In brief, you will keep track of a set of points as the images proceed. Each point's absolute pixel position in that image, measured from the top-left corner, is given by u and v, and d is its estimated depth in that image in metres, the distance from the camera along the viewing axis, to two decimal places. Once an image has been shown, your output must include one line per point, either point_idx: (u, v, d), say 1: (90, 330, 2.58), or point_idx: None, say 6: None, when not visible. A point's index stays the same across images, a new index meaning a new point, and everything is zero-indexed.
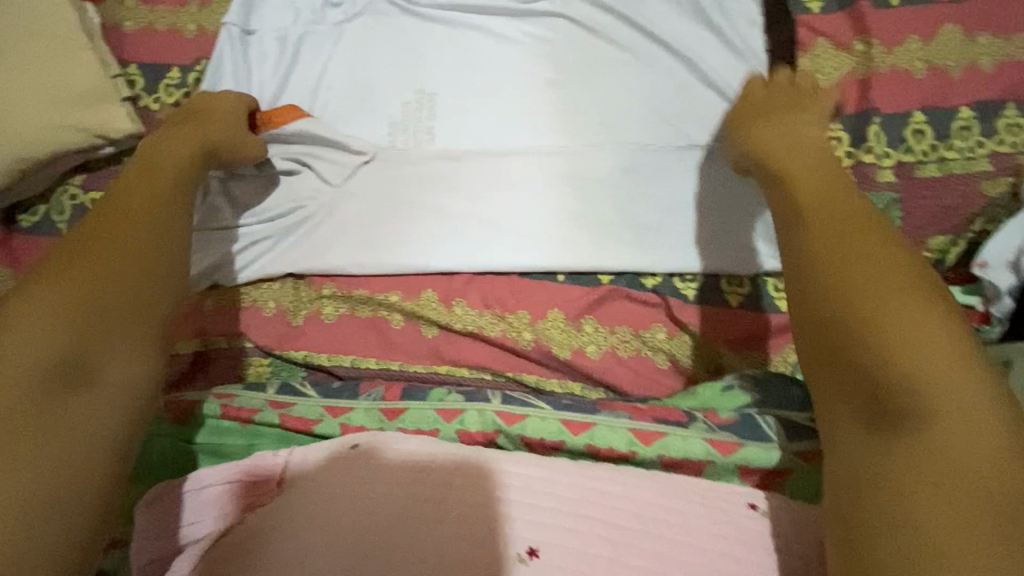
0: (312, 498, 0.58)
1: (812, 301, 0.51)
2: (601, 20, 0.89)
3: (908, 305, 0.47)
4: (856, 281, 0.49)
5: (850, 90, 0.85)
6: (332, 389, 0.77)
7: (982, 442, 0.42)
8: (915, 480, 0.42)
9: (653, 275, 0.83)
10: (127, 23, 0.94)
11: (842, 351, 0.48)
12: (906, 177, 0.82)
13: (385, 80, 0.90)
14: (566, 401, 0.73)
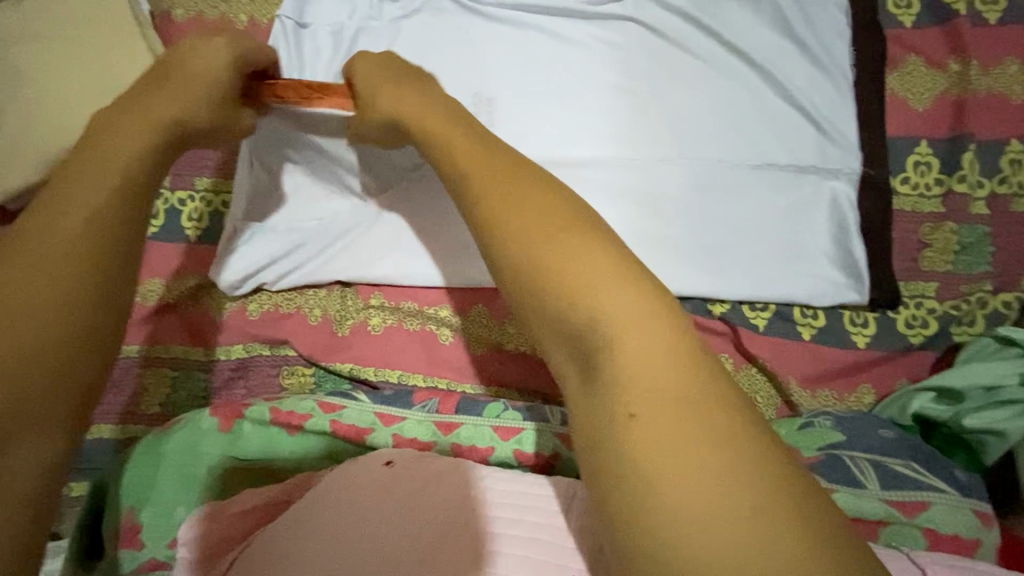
0: (371, 517, 0.55)
1: (536, 316, 0.35)
2: (675, 26, 0.84)
3: (544, 239, 0.35)
4: (543, 228, 0.36)
5: (943, 112, 0.79)
6: (385, 395, 0.73)
7: (663, 394, 0.29)
8: (632, 432, 0.29)
9: (721, 302, 0.78)
10: (177, 12, 0.90)
11: (570, 342, 0.34)
12: (1001, 210, 0.76)
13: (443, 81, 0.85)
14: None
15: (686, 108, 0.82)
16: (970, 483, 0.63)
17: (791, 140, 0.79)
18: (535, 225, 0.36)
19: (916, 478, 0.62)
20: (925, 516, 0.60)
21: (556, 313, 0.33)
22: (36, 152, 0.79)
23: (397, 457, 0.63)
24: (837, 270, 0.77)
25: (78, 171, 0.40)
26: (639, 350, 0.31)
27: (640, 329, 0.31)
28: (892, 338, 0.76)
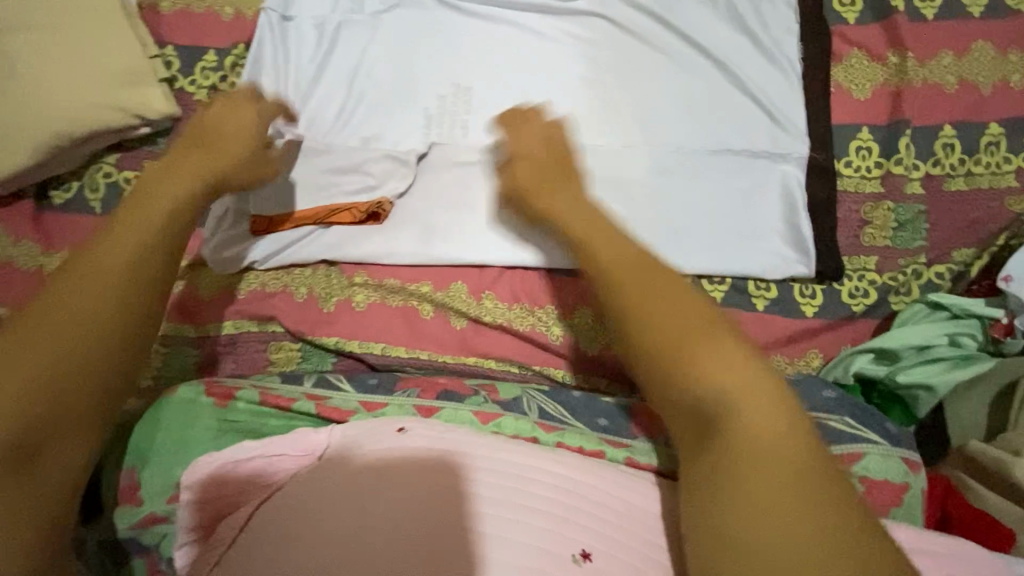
0: (358, 499, 0.54)
1: (663, 390, 0.52)
2: (639, 21, 0.90)
3: (775, 404, 0.47)
4: (708, 371, 0.49)
5: (882, 101, 0.86)
6: (370, 385, 0.77)
7: (806, 514, 0.42)
8: (749, 524, 0.43)
9: (683, 276, 0.84)
10: (165, 5, 0.94)
11: (693, 419, 0.50)
12: (934, 190, 0.83)
13: (423, 73, 0.91)
14: (603, 423, 0.75)
15: (649, 98, 0.88)
16: (900, 435, 0.69)
17: (745, 127, 0.86)
18: (677, 330, 0.52)
19: (852, 432, 0.68)
20: (860, 467, 0.65)
21: (682, 369, 0.50)
22: (29, 137, 0.82)
23: (409, 424, 0.63)
24: (786, 246, 0.83)
25: (138, 216, 0.58)
26: (754, 407, 0.47)
27: (759, 395, 0.48)
28: (837, 308, 0.82)
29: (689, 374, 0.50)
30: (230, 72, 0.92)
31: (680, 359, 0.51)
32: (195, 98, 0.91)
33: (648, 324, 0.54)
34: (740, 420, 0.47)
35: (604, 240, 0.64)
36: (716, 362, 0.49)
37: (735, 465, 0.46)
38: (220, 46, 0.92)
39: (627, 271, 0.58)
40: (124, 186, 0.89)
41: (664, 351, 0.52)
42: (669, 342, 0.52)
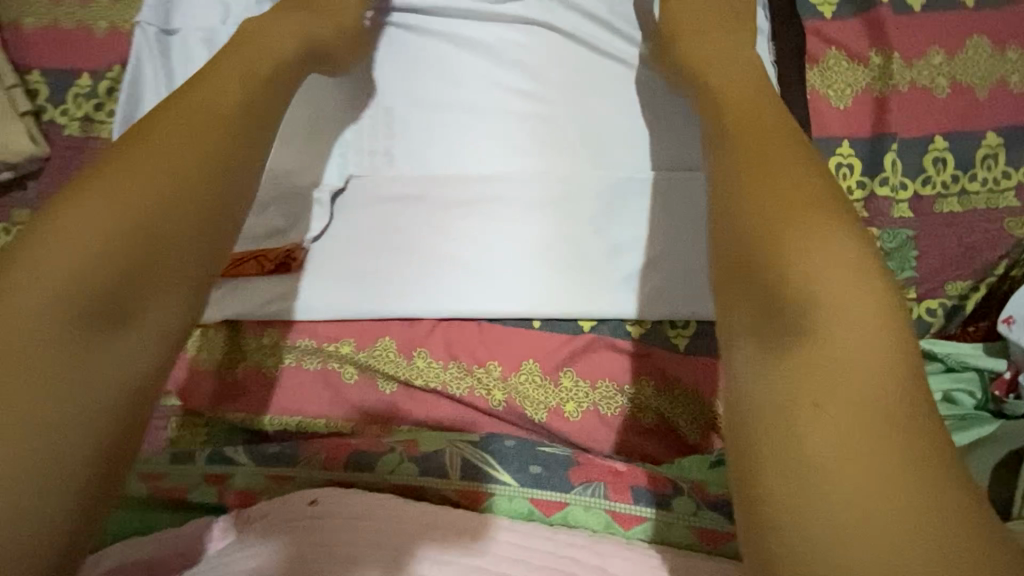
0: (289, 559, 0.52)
1: (746, 280, 0.42)
2: (584, 24, 0.77)
3: (830, 235, 0.41)
4: (789, 217, 0.42)
5: (864, 110, 0.74)
6: (270, 453, 0.67)
7: (883, 450, 0.34)
8: (841, 444, 0.34)
9: (640, 322, 0.74)
10: (27, 21, 0.80)
11: (762, 306, 0.40)
12: (923, 213, 0.73)
13: (338, 95, 0.78)
14: (536, 471, 0.63)
15: (600, 116, 0.76)
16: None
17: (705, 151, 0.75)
18: (799, 203, 0.43)
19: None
20: None
21: (777, 262, 0.41)
22: None
23: (324, 494, 0.60)
24: None
25: (194, 101, 0.53)
26: (850, 328, 0.37)
27: (847, 317, 0.38)
28: None
29: (781, 256, 0.41)
30: (107, 100, 0.78)
31: (778, 251, 0.41)
32: (67, 132, 0.77)
33: (750, 208, 0.44)
34: (837, 330, 0.37)
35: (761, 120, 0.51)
36: (805, 249, 0.41)
37: (821, 372, 0.36)
38: (94, 69, 0.79)
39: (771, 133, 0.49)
40: None
41: (760, 241, 0.42)
42: (765, 234, 0.42)
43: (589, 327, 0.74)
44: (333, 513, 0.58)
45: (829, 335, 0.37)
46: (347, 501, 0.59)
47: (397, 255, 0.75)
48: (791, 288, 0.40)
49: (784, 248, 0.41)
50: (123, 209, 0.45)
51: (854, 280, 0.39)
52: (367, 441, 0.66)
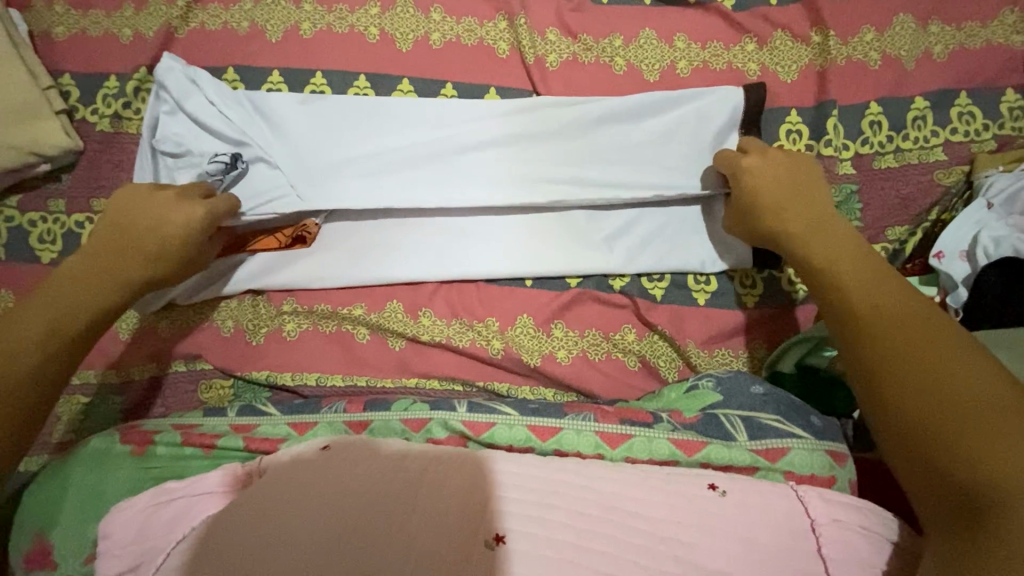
0: (292, 489, 0.60)
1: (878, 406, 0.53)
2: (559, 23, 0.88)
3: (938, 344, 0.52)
4: (888, 337, 0.54)
5: (807, 83, 0.85)
6: (294, 405, 0.73)
7: None
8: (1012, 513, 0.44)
9: (621, 276, 0.83)
10: (58, 31, 0.88)
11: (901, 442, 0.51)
12: (864, 170, 0.83)
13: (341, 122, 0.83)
14: (533, 405, 0.70)
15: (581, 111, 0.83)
16: (826, 427, 0.67)
17: (662, 154, 0.82)
18: (907, 329, 0.54)
19: (779, 428, 0.67)
20: (784, 461, 0.65)
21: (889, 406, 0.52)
22: None
23: (335, 441, 0.66)
24: (726, 237, 0.82)
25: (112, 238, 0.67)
26: (961, 405, 0.48)
27: (952, 402, 0.49)
28: (776, 295, 0.82)
29: (898, 389, 0.52)
30: (133, 99, 0.87)
31: (894, 371, 0.52)
32: (99, 129, 0.86)
33: (868, 351, 0.55)
34: (929, 400, 0.50)
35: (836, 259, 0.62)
36: (913, 356, 0.52)
37: (964, 430, 0.47)
38: (121, 72, 0.87)
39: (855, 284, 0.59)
40: (28, 228, 0.84)
41: (876, 374, 0.54)
42: (863, 362, 0.55)
43: (576, 283, 0.83)
44: (342, 457, 0.64)
45: (952, 424, 0.48)
46: (353, 447, 0.65)
47: (399, 226, 0.83)
48: (907, 406, 0.51)
49: (895, 384, 0.52)
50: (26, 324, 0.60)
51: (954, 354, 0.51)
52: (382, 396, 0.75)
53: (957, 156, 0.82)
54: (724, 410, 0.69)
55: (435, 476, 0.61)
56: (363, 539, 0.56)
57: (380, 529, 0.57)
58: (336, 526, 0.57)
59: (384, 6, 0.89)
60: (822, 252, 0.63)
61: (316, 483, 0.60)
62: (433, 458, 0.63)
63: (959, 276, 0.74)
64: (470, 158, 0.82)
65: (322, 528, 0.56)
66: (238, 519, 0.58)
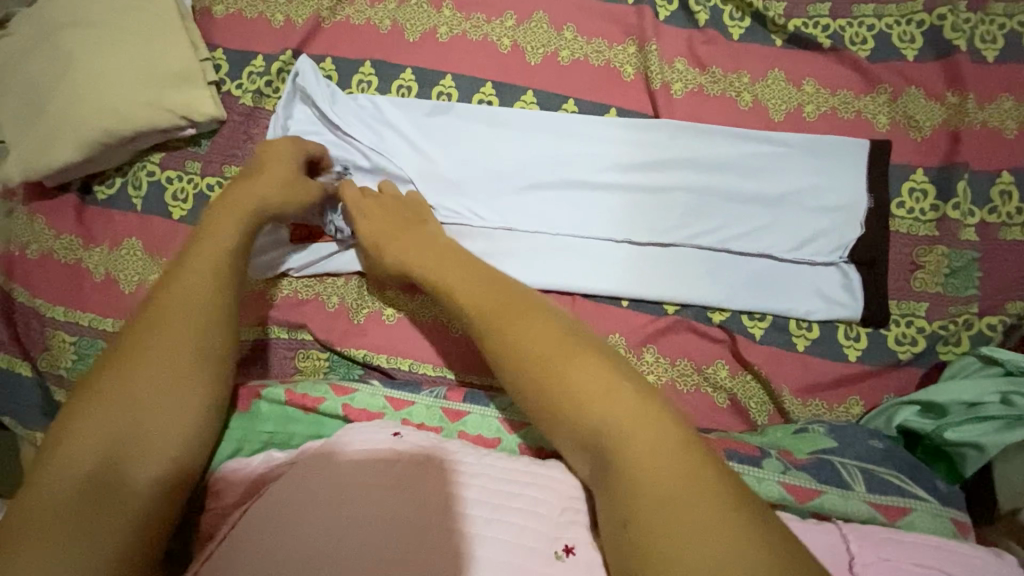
0: (357, 481, 0.57)
1: (541, 404, 0.52)
2: (687, 56, 0.90)
3: (522, 316, 0.56)
4: (501, 328, 0.56)
5: (938, 142, 0.83)
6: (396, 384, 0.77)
7: (653, 440, 0.46)
8: (622, 452, 0.46)
9: (721, 310, 0.82)
10: (217, 9, 0.95)
11: (590, 449, 0.49)
12: (989, 238, 0.80)
13: (473, 134, 0.86)
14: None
15: (696, 143, 0.84)
16: (951, 494, 0.66)
17: (778, 208, 0.81)
18: (492, 309, 0.58)
19: (902, 486, 0.65)
20: (907, 521, 0.62)
21: (565, 404, 0.50)
22: (81, 131, 0.84)
23: (407, 431, 0.64)
24: (832, 288, 0.81)
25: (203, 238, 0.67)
26: (637, 444, 0.46)
27: (631, 422, 0.47)
28: (882, 353, 0.80)
29: (556, 395, 0.51)
30: (276, 78, 0.92)
31: (545, 387, 0.52)
32: (241, 102, 0.92)
33: (512, 368, 0.55)
34: (546, 364, 0.52)
35: (526, 329, 0.55)
36: (567, 376, 0.51)
37: (554, 373, 0.52)
38: (268, 53, 0.93)
39: (479, 301, 0.59)
40: (166, 185, 0.91)
41: (540, 387, 0.52)
42: (542, 372, 0.52)
43: (673, 310, 0.83)
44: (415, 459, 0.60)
45: (551, 377, 0.52)
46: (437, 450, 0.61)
47: (507, 233, 0.84)
48: (571, 411, 0.50)
49: (499, 338, 0.56)
50: (130, 401, 0.55)
51: (603, 378, 0.50)
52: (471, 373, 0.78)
53: None
54: (840, 459, 0.67)
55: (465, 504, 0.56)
56: (428, 544, 0.52)
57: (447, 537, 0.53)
58: (401, 528, 0.53)
59: (520, 19, 0.92)
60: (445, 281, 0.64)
61: (322, 488, 0.56)
62: (486, 480, 0.59)
63: None
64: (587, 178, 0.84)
65: (316, 540, 0.52)
66: (299, 501, 0.55)
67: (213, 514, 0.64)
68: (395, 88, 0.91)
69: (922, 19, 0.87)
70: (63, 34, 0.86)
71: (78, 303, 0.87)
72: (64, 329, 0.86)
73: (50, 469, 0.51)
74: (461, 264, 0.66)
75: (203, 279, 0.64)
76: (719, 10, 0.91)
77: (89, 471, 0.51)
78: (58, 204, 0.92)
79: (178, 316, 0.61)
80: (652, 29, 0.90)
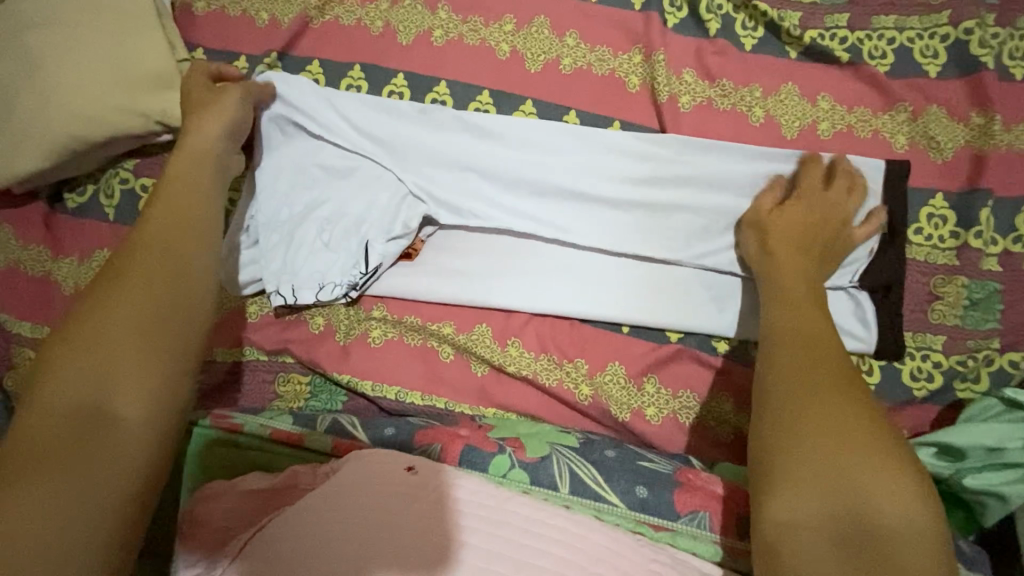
0: (370, 504, 0.55)
1: (814, 470, 0.48)
2: (697, 66, 0.85)
3: (838, 383, 0.52)
4: (802, 387, 0.52)
5: (961, 165, 0.78)
6: (386, 436, 0.70)
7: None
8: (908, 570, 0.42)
9: (726, 339, 0.77)
10: (198, 6, 0.90)
11: (854, 545, 0.44)
12: (1012, 268, 0.76)
13: (469, 142, 0.81)
14: (642, 494, 0.65)
15: (705, 158, 0.79)
16: (975, 556, 0.60)
17: None
18: (817, 369, 0.53)
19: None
20: None
21: (851, 487, 0.46)
22: (50, 136, 0.79)
23: (421, 465, 0.60)
24: (845, 319, 0.76)
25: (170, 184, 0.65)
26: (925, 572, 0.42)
27: (915, 534, 0.44)
28: (896, 389, 0.75)
29: (847, 482, 0.46)
30: None
31: (840, 457, 0.47)
32: None
33: (801, 424, 0.50)
34: (841, 440, 0.48)
35: (833, 399, 0.51)
36: (868, 470, 0.47)
37: (850, 453, 0.48)
38: (250, 54, 0.88)
39: (831, 366, 0.54)
40: (139, 194, 0.85)
41: (831, 458, 0.48)
42: (838, 445, 0.48)
43: (675, 339, 0.79)
44: (427, 483, 0.58)
45: (847, 456, 0.47)
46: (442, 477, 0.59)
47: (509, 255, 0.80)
48: (853, 500, 0.46)
49: (798, 394, 0.52)
50: (110, 333, 0.52)
51: (907, 490, 0.46)
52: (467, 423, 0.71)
53: None
54: None
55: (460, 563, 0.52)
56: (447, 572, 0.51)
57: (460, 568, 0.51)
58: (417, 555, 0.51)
59: (520, 24, 0.87)
60: (807, 319, 0.60)
61: (333, 510, 0.55)
62: (499, 529, 0.55)
63: None
64: (588, 193, 0.79)
65: (315, 562, 0.51)
66: (316, 528, 0.53)
67: (194, 540, 0.60)
68: (385, 95, 0.86)
69: (947, 33, 0.82)
70: (31, 31, 0.81)
71: (45, 318, 0.81)
72: (29, 347, 0.81)
73: (41, 400, 0.49)
74: (822, 325, 0.59)
75: (174, 222, 0.61)
76: (731, 19, 0.85)
77: (72, 408, 0.49)
78: (27, 211, 0.87)
79: (154, 251, 0.58)
80: (661, 37, 0.85)
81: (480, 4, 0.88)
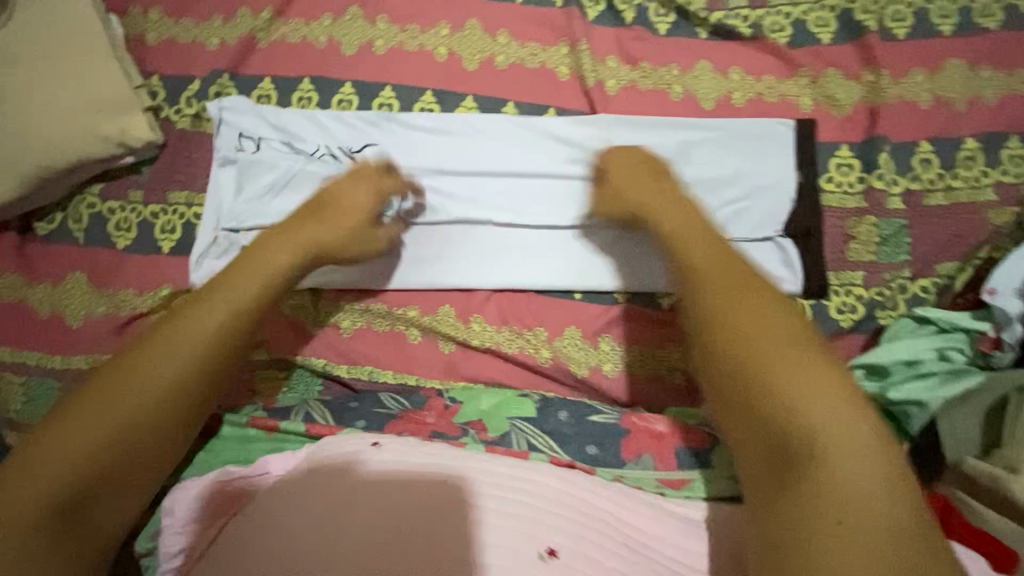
0: (339, 488, 0.58)
1: (743, 401, 0.48)
2: (619, 52, 0.93)
3: (751, 301, 0.52)
4: (740, 314, 0.52)
5: (859, 120, 0.87)
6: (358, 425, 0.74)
7: (869, 478, 0.42)
8: (825, 484, 0.42)
9: (670, 295, 0.84)
10: (150, 35, 0.95)
11: (778, 459, 0.46)
12: (914, 205, 0.84)
13: (420, 141, 0.88)
14: (593, 451, 0.72)
15: (633, 133, 0.87)
16: None
17: (716, 189, 0.84)
18: (745, 288, 0.54)
19: None
20: None
21: (777, 408, 0.46)
22: (17, 166, 0.83)
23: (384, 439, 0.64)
24: (775, 265, 0.83)
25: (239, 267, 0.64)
26: (847, 473, 0.42)
27: (851, 427, 0.44)
28: (824, 324, 0.82)
29: (770, 402, 0.47)
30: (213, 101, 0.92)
31: (769, 377, 0.47)
32: (179, 127, 0.92)
33: (730, 355, 0.50)
34: (767, 358, 0.48)
35: (741, 315, 0.52)
36: (790, 385, 0.46)
37: (782, 375, 0.47)
38: (203, 76, 0.93)
39: (717, 275, 0.56)
40: (106, 216, 0.89)
41: (745, 381, 0.49)
42: (749, 371, 0.48)
43: (624, 300, 0.85)
44: (390, 456, 0.61)
45: (773, 373, 0.48)
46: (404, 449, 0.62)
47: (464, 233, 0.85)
48: (772, 410, 0.46)
49: (737, 327, 0.51)
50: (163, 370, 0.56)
51: (834, 400, 0.45)
52: (433, 409, 0.77)
53: (1009, 198, 0.83)
54: None
55: (427, 504, 0.55)
56: (413, 545, 0.53)
57: (421, 540, 0.53)
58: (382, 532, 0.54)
59: (453, 28, 0.94)
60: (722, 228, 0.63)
61: (298, 498, 0.57)
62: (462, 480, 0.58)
63: (1013, 312, 0.72)
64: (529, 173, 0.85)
65: (282, 541, 0.54)
66: (279, 514, 0.56)
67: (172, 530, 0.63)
68: (335, 103, 0.92)
69: (835, 4, 0.91)
70: None
71: (25, 342, 0.85)
72: (10, 371, 0.84)
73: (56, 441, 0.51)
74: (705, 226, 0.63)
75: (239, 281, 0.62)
76: (644, 8, 0.94)
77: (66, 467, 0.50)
78: None
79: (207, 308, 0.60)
80: (582, 29, 0.93)
81: (415, 12, 0.95)
